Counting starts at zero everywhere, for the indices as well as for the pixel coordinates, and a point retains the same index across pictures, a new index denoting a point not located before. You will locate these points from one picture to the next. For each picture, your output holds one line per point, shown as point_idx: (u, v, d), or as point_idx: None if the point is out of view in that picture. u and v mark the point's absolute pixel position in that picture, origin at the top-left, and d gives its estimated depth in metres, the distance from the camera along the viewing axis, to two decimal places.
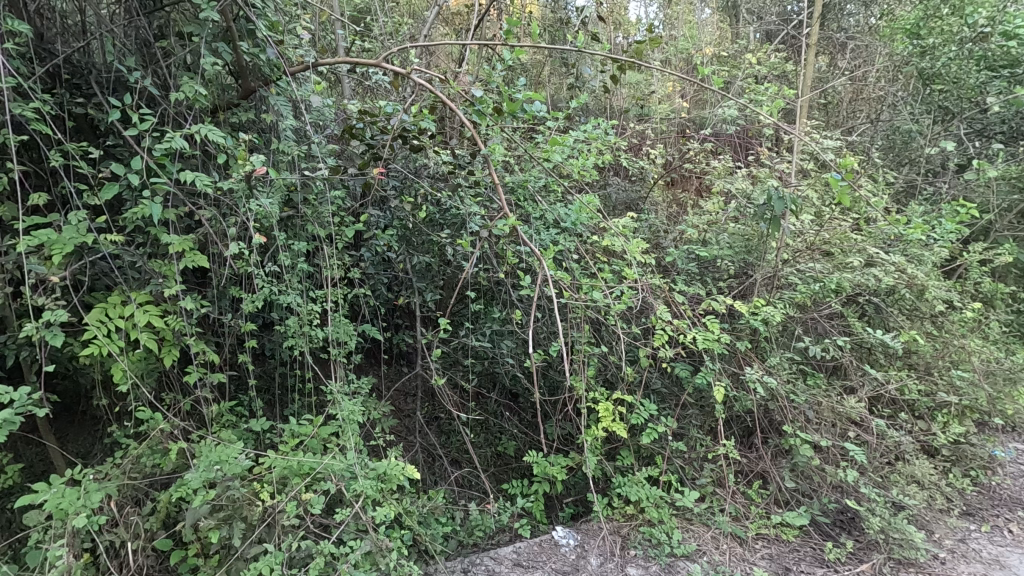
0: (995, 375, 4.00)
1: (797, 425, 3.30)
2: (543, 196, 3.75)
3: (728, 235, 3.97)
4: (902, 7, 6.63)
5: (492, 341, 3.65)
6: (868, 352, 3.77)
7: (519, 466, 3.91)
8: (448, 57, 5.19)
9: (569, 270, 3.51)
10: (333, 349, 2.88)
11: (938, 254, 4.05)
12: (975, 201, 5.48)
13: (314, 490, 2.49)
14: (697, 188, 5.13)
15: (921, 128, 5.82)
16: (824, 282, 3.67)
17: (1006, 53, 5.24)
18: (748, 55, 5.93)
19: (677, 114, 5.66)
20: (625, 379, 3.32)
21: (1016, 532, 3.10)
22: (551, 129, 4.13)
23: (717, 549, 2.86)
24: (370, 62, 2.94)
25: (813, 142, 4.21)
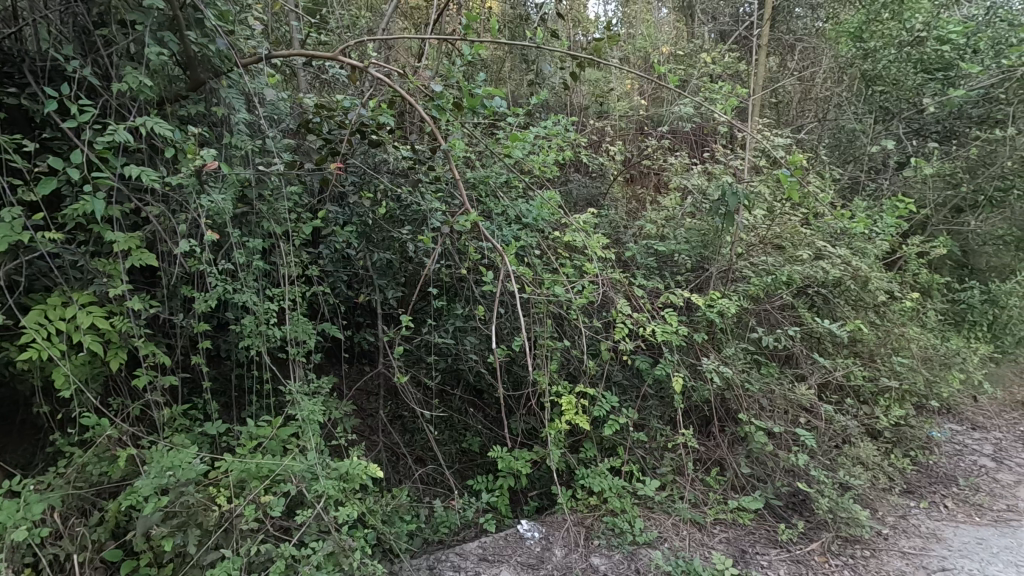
0: (931, 360, 4.26)
1: (751, 413, 3.43)
2: (505, 192, 3.76)
3: (685, 229, 4.07)
4: (846, 12, 6.95)
5: (455, 338, 3.64)
6: (817, 342, 3.94)
7: (484, 462, 3.92)
8: (408, 53, 5.14)
9: (531, 266, 3.54)
10: (291, 348, 2.82)
11: (879, 247, 4.29)
12: (913, 197, 5.81)
13: (273, 493, 2.43)
14: (655, 184, 5.23)
15: (864, 128, 6.10)
16: (776, 275, 3.80)
17: (941, 57, 5.62)
18: (703, 55, 6.11)
19: (636, 111, 5.76)
20: (588, 372, 3.38)
21: (952, 506, 3.31)
22: (512, 125, 4.14)
23: (678, 535, 2.94)
24: (326, 56, 2.87)
25: (765, 140, 4.38)
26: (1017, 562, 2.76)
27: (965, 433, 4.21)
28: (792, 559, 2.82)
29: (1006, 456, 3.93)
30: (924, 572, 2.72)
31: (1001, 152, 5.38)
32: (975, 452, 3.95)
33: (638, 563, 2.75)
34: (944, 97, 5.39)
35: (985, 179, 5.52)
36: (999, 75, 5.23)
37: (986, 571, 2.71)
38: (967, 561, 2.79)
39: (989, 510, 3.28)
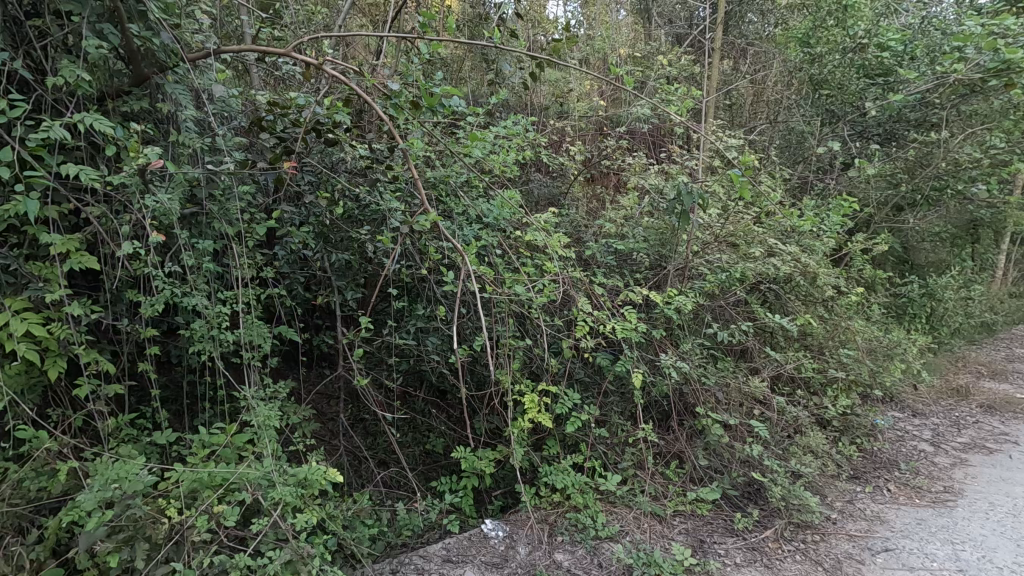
0: (875, 351, 4.50)
1: (708, 406, 3.52)
2: (465, 191, 3.76)
3: (643, 228, 4.15)
4: (794, 18, 7.21)
5: (416, 339, 3.61)
6: (769, 336, 4.09)
7: (448, 463, 3.90)
8: (366, 50, 5.05)
9: (492, 265, 3.55)
10: (245, 352, 2.74)
11: (826, 244, 4.47)
12: (857, 196, 6.09)
13: (227, 502, 2.36)
14: (615, 184, 5.31)
15: (813, 129, 6.30)
16: (730, 272, 3.90)
17: (881, 64, 5.94)
18: (660, 57, 6.25)
19: (595, 112, 5.84)
20: (550, 370, 3.40)
21: (894, 489, 3.48)
22: (472, 124, 4.12)
23: (639, 528, 3.00)
24: (278, 52, 2.80)
25: (718, 141, 4.50)
26: (953, 540, 2.92)
27: (906, 420, 4.45)
28: (747, 546, 2.91)
29: (942, 440, 4.17)
30: (870, 553, 2.85)
31: (936, 153, 5.75)
32: (915, 437, 4.18)
33: (600, 557, 2.78)
34: (884, 102, 5.64)
35: (923, 178, 5.96)
36: (932, 81, 5.36)
37: (925, 549, 2.86)
38: (908, 541, 2.94)
39: (929, 491, 3.46)
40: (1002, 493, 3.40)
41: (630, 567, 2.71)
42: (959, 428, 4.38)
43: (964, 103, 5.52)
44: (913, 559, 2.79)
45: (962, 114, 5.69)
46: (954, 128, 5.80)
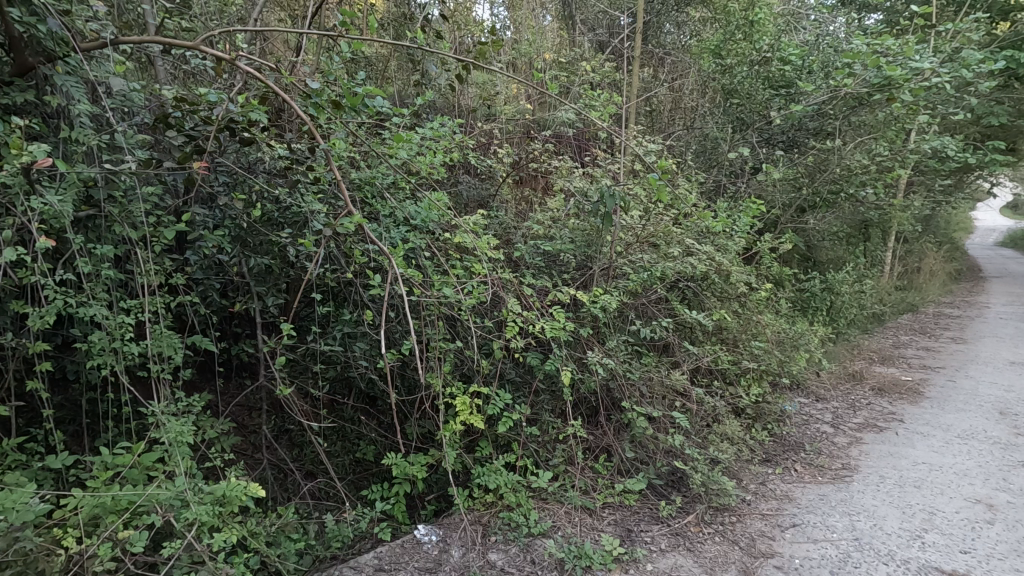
0: (782, 343, 4.87)
1: (634, 400, 3.67)
2: (391, 193, 3.70)
3: (569, 229, 4.26)
4: (707, 31, 7.67)
5: (343, 345, 3.51)
6: (688, 331, 4.32)
7: (379, 470, 3.83)
8: (284, 46, 4.86)
9: (421, 268, 3.51)
10: (153, 364, 2.56)
11: (737, 243, 4.78)
12: (766, 199, 6.55)
13: (135, 527, 2.20)
14: (543, 187, 5.40)
15: (725, 136, 6.71)
16: (651, 271, 4.06)
17: (783, 76, 6.39)
18: (585, 63, 6.45)
19: (523, 115, 5.92)
20: (481, 371, 3.42)
21: (801, 469, 3.77)
22: (398, 125, 4.07)
23: (570, 522, 3.07)
24: (184, 44, 2.60)
25: (639, 145, 4.69)
26: (849, 512, 3.21)
27: (810, 405, 4.85)
28: (671, 532, 3.05)
29: (841, 421, 4.57)
30: (780, 529, 3.07)
31: (831, 159, 6.30)
32: (817, 421, 4.56)
33: (533, 554, 2.83)
34: (787, 112, 6.08)
35: (821, 182, 6.50)
36: (828, 93, 5.87)
37: (827, 522, 3.12)
38: (812, 515, 3.20)
39: (829, 469, 3.78)
40: (890, 467, 3.78)
41: (562, 561, 2.77)
42: (855, 409, 4.82)
43: (853, 114, 6.10)
44: (816, 531, 3.04)
45: (853, 124, 6.25)
46: (847, 136, 6.40)
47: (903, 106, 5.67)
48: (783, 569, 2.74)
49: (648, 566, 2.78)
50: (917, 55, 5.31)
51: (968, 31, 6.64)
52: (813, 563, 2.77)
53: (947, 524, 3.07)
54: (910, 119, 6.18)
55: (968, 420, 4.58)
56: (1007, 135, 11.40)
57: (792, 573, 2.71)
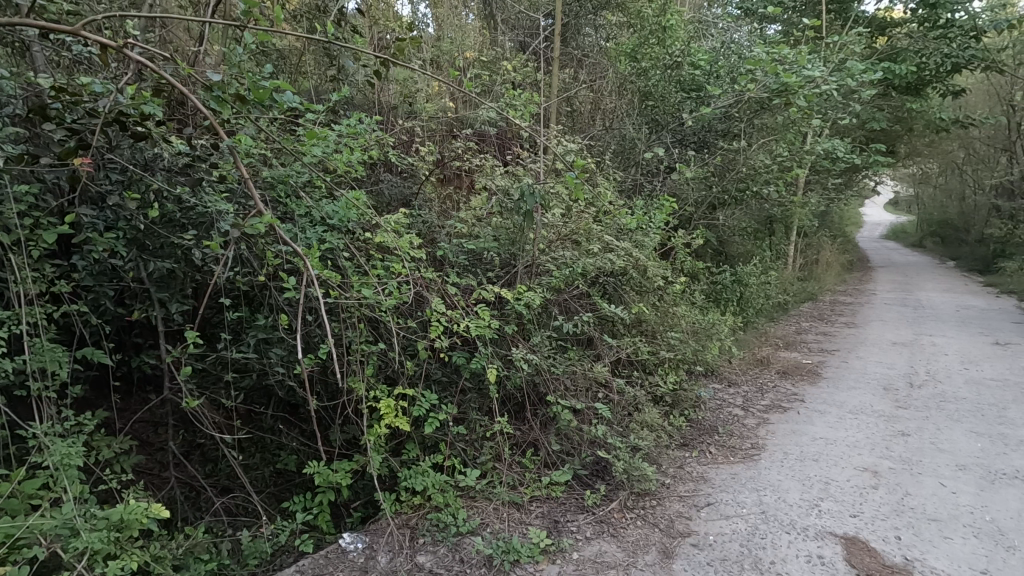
0: (696, 333, 5.15)
1: (559, 394, 3.74)
2: (307, 192, 3.58)
3: (492, 228, 4.28)
4: (623, 35, 7.94)
5: (258, 351, 3.35)
6: (609, 325, 4.46)
7: (302, 480, 3.69)
8: (186, 35, 4.54)
9: (340, 269, 3.42)
10: (33, 381, 2.32)
11: (653, 239, 5.00)
12: (680, 198, 6.89)
13: (12, 562, 1.98)
14: (466, 186, 5.39)
15: (641, 136, 6.89)
16: (573, 267, 4.15)
17: (693, 80, 6.76)
18: (506, 62, 6.52)
19: (445, 113, 5.87)
20: (406, 373, 3.37)
21: (714, 452, 4.00)
22: (312, 122, 3.92)
23: (498, 518, 3.10)
24: (63, 29, 2.15)
25: (559, 144, 4.79)
26: (757, 488, 3.45)
27: (723, 391, 5.17)
28: (596, 520, 3.14)
29: (750, 404, 4.91)
30: (696, 509, 3.25)
31: (738, 160, 6.73)
32: (730, 405, 4.87)
33: (461, 553, 2.82)
34: (698, 114, 6.45)
35: (729, 181, 6.90)
36: (733, 97, 6.30)
37: (737, 499, 3.34)
38: (724, 494, 3.40)
39: (740, 449, 4.04)
40: (792, 443, 4.10)
41: (490, 557, 2.78)
42: (762, 392, 5.19)
43: (756, 116, 6.57)
44: (729, 508, 3.24)
45: (757, 127, 6.71)
46: (751, 138, 6.85)
47: (799, 111, 6.18)
48: (699, 546, 2.90)
49: (574, 554, 2.85)
50: (809, 64, 5.80)
51: (851, 44, 7.32)
52: (725, 538, 2.95)
53: (839, 491, 3.37)
54: (804, 122, 6.73)
55: (858, 396, 5.05)
56: (886, 138, 12.67)
57: (707, 548, 2.87)
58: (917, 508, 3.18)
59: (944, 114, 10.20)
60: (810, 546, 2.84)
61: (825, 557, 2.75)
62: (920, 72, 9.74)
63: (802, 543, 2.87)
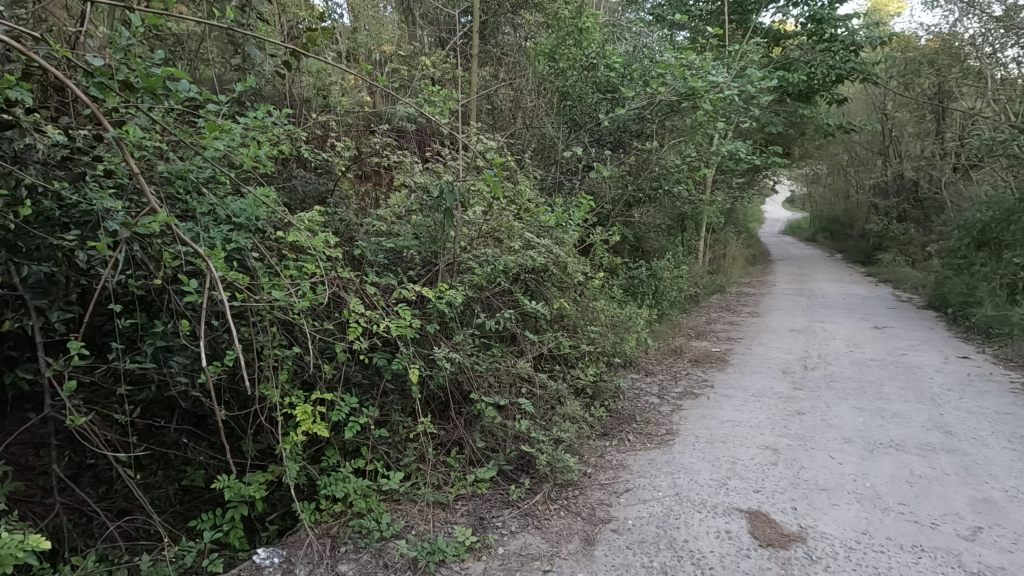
0: (615, 326, 5.36)
1: (483, 391, 3.75)
2: (210, 189, 3.36)
3: (412, 226, 4.22)
4: (542, 35, 8.07)
5: (156, 361, 3.09)
6: (531, 321, 4.54)
7: (212, 496, 3.46)
8: (64, 13, 4.10)
9: (248, 271, 3.23)
10: None
11: (572, 236, 5.12)
12: (598, 195, 7.12)
13: None
14: (385, 182, 5.28)
15: (560, 135, 7.05)
16: (495, 265, 4.16)
17: (608, 81, 6.98)
18: (425, 58, 6.44)
19: (361, 107, 5.70)
20: (323, 377, 3.25)
21: (633, 439, 4.19)
22: (214, 113, 3.67)
23: (423, 519, 3.07)
24: None
25: (478, 142, 4.79)
26: (672, 471, 3.65)
27: (640, 380, 5.43)
28: (521, 514, 3.19)
29: (665, 392, 5.18)
30: (616, 496, 3.38)
31: (651, 160, 7.04)
32: (646, 394, 5.11)
33: (385, 558, 2.77)
34: (613, 115, 6.68)
35: (644, 179, 7.21)
36: (645, 99, 6.54)
37: (654, 483, 3.51)
38: (642, 479, 3.57)
39: (657, 435, 4.25)
40: (703, 427, 4.36)
41: (415, 559, 2.75)
42: (676, 380, 5.50)
43: (667, 118, 6.88)
44: (646, 492, 3.40)
45: (668, 129, 7.04)
46: (663, 139, 7.20)
47: (705, 114, 6.58)
48: (619, 531, 3.02)
49: (500, 549, 2.88)
50: (714, 70, 6.20)
51: (750, 52, 7.85)
52: (643, 521, 3.09)
53: (744, 469, 3.63)
54: (710, 125, 7.16)
55: (760, 380, 5.46)
56: (783, 141, 13.74)
57: (625, 533, 3.00)
58: (811, 479, 3.49)
59: (830, 120, 11.21)
60: (719, 522, 3.03)
61: (732, 531, 2.96)
62: (810, 81, 10.66)
63: (711, 520, 3.06)
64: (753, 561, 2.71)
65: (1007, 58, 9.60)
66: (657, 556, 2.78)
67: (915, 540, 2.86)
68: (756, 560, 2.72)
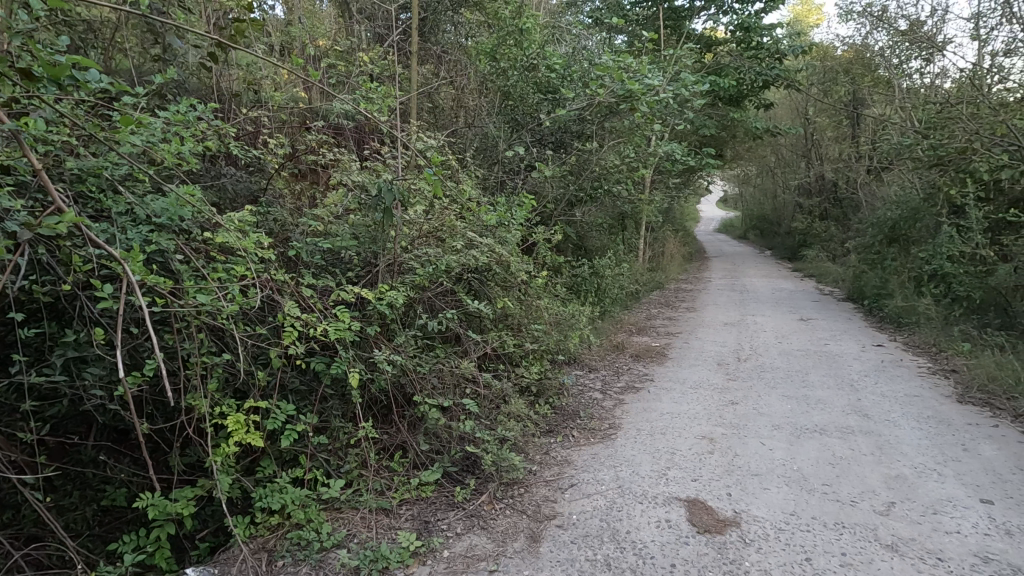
0: (559, 324, 5.42)
1: (426, 393, 3.70)
2: (128, 187, 3.13)
3: (350, 226, 4.10)
4: (483, 34, 8.05)
5: (68, 373, 2.85)
6: (475, 321, 4.52)
7: (136, 515, 3.24)
8: None
9: (172, 274, 3.04)
10: None
11: (515, 235, 5.13)
12: (541, 195, 7.19)
13: None
14: (322, 181, 5.11)
15: (502, 134, 7.05)
16: (436, 265, 4.11)
17: (549, 82, 7.04)
18: (363, 53, 6.28)
19: (295, 102, 5.49)
20: (256, 384, 3.11)
21: (577, 435, 4.25)
22: (130, 106, 3.43)
23: (365, 527, 3.00)
24: None
25: (418, 140, 4.71)
26: (615, 464, 3.73)
27: (584, 376, 5.53)
28: (466, 515, 3.17)
29: (608, 387, 5.30)
30: (560, 491, 3.42)
31: (591, 160, 7.17)
32: (590, 389, 5.20)
33: (326, 569, 2.68)
34: (554, 115, 6.75)
35: (585, 179, 7.33)
36: (585, 101, 6.63)
37: (597, 477, 3.57)
38: (586, 473, 3.63)
39: (600, 429, 4.34)
40: (644, 420, 4.49)
41: (357, 568, 2.68)
42: (618, 375, 5.64)
43: (606, 120, 7.01)
44: (590, 486, 3.47)
45: (607, 129, 7.18)
46: (603, 139, 7.34)
47: (642, 115, 6.76)
48: (563, 526, 3.05)
49: (445, 552, 2.85)
50: (649, 73, 6.38)
51: (684, 57, 8.12)
52: (587, 515, 3.14)
53: (682, 459, 3.76)
54: (647, 127, 7.37)
55: (697, 372, 5.68)
56: (716, 143, 14.35)
57: (570, 528, 3.03)
58: (744, 466, 3.66)
59: (758, 124, 11.79)
60: (659, 512, 3.13)
61: (672, 520, 3.05)
62: (739, 86, 11.19)
63: (652, 510, 3.15)
64: (691, 547, 2.81)
65: (911, 69, 10.42)
66: (601, 549, 2.83)
67: (837, 518, 3.05)
68: (694, 546, 2.82)
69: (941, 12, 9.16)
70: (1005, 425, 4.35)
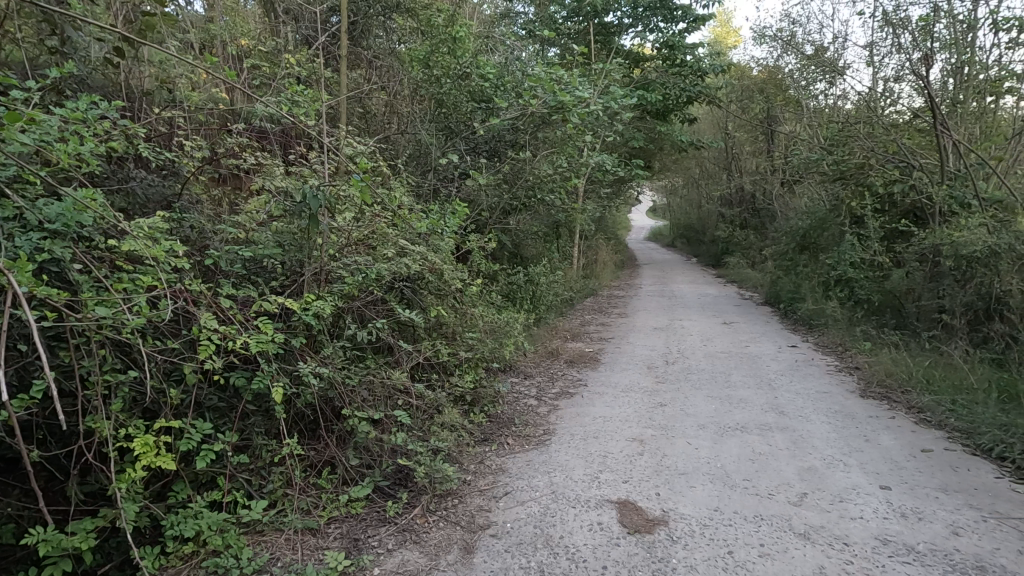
0: (493, 332, 5.43)
1: (355, 406, 3.58)
2: (15, 190, 2.85)
3: (274, 233, 3.92)
4: (416, 40, 7.99)
5: None
6: (407, 330, 4.44)
7: (27, 553, 2.92)
8: None
9: (69, 285, 2.80)
10: None
11: (448, 243, 5.09)
12: (475, 202, 7.18)
13: None
14: (244, 186, 4.87)
15: (436, 142, 7.02)
16: (366, 273, 4.00)
17: (482, 90, 7.07)
18: (289, 56, 6.07)
19: (214, 103, 5.21)
20: (168, 403, 2.89)
21: (511, 442, 4.26)
22: (22, 100, 3.13)
23: (290, 549, 2.86)
24: None
25: (347, 145, 4.59)
26: (548, 470, 3.76)
27: (519, 383, 5.56)
28: (398, 530, 3.09)
29: (543, 393, 5.35)
30: (495, 500, 3.40)
31: (525, 168, 7.26)
32: (525, 396, 5.24)
33: None
34: (488, 124, 6.79)
35: (519, 187, 7.41)
36: (518, 110, 6.73)
37: (532, 484, 3.58)
38: (520, 480, 3.64)
39: (534, 436, 4.37)
40: (577, 425, 4.56)
41: None
42: (552, 381, 5.71)
43: (539, 130, 7.13)
44: (524, 493, 3.47)
45: (540, 140, 7.30)
46: (536, 149, 7.46)
47: (573, 126, 6.93)
48: (497, 535, 3.03)
49: (376, 569, 2.76)
50: (579, 86, 6.56)
51: (612, 71, 8.41)
52: (520, 523, 3.14)
53: (614, 462, 3.85)
54: (579, 138, 7.56)
55: (628, 376, 5.85)
56: (645, 155, 14.92)
57: (504, 536, 3.02)
58: (673, 466, 3.78)
59: (683, 137, 12.38)
60: (591, 515, 3.17)
61: (604, 522, 3.11)
62: (665, 102, 11.71)
63: (585, 514, 3.20)
64: (622, 548, 2.87)
65: (817, 91, 11.30)
66: (535, 556, 2.83)
67: (757, 511, 3.22)
68: (624, 547, 2.88)
69: (841, 40, 10.02)
70: (901, 416, 4.76)
